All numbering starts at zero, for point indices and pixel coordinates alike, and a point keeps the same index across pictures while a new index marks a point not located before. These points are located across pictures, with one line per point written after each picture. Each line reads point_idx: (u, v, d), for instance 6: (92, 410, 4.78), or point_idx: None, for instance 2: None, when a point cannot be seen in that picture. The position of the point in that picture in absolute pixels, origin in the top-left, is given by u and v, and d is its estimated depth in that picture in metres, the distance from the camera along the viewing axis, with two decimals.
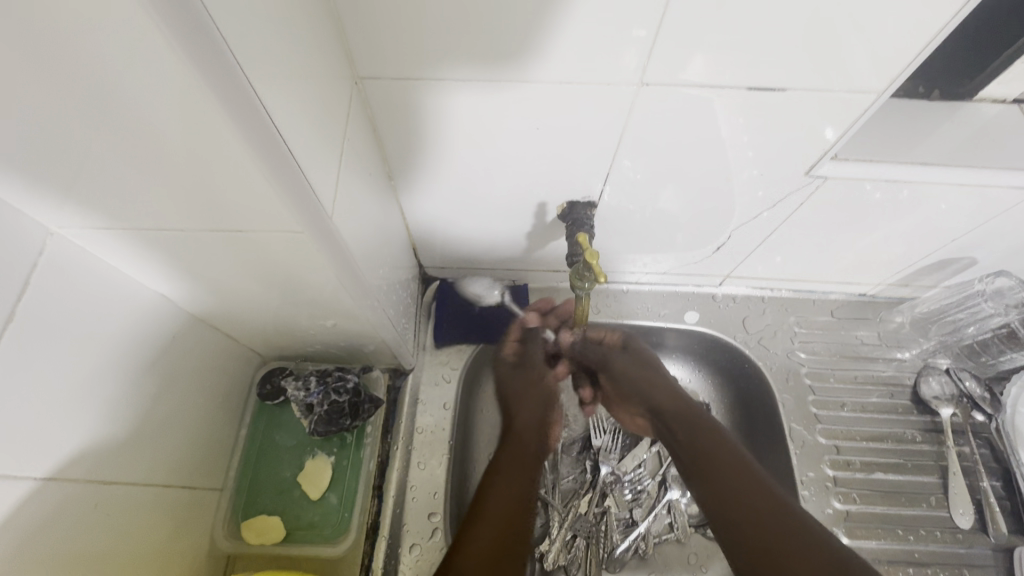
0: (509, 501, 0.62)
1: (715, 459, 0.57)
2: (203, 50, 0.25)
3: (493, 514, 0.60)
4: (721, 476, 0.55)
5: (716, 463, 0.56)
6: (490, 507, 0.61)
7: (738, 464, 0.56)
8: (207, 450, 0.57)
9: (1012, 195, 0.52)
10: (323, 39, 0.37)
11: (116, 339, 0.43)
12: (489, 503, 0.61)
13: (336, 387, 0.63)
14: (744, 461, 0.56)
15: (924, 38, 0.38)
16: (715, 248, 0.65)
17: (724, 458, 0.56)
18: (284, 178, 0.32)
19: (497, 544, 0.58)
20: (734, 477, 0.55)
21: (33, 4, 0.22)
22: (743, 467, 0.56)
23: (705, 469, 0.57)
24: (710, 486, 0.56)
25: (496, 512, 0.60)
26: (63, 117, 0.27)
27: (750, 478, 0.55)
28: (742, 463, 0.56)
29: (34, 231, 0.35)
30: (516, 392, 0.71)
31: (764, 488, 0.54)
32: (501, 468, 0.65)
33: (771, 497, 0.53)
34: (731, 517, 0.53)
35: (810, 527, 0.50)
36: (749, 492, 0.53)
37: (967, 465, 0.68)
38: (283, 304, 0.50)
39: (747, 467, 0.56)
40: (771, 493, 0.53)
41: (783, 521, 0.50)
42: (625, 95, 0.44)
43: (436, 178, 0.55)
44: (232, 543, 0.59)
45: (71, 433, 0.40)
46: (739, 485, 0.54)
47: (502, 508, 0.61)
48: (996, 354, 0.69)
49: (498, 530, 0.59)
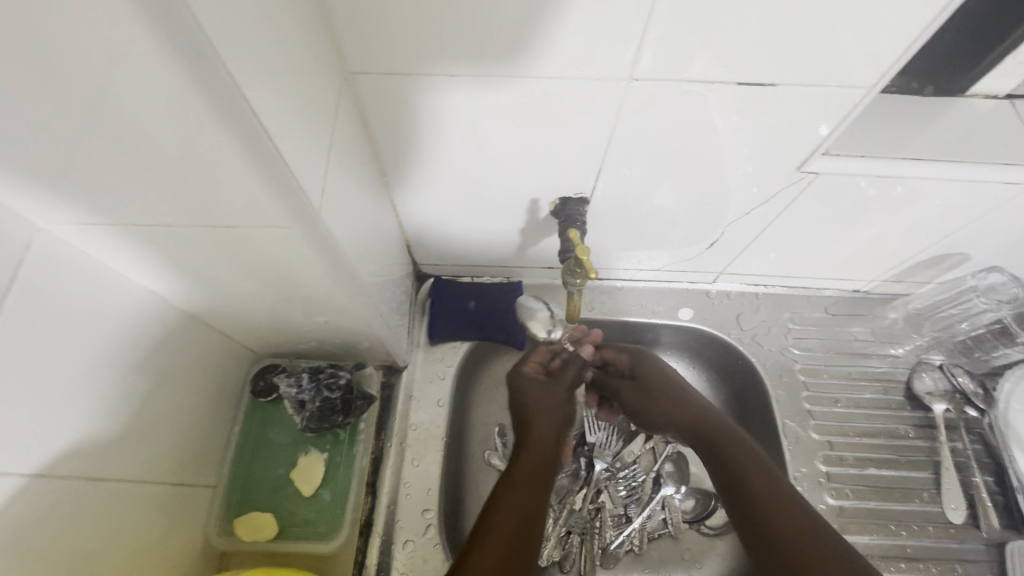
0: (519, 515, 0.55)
1: (749, 473, 0.57)
2: (192, 51, 0.25)
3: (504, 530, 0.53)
4: (743, 483, 0.56)
5: (743, 473, 0.57)
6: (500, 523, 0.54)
7: (758, 467, 0.57)
8: (200, 447, 0.57)
9: (1005, 190, 0.52)
10: (311, 34, 0.37)
11: (107, 337, 0.43)
12: (499, 516, 0.54)
13: (328, 383, 0.64)
14: (767, 468, 0.57)
15: (914, 31, 0.38)
16: (709, 245, 0.65)
17: (749, 466, 0.57)
18: (274, 178, 0.32)
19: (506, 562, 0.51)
20: (757, 484, 0.56)
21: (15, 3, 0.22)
22: (767, 475, 0.56)
23: (732, 479, 0.57)
24: (738, 494, 0.56)
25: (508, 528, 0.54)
26: (47, 115, 0.27)
27: (772, 485, 0.56)
28: (764, 470, 0.57)
29: (19, 227, 0.35)
30: (534, 402, 0.66)
31: (783, 490, 0.55)
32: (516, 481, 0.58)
33: (789, 500, 0.54)
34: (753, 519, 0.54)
35: (827, 533, 0.52)
36: (770, 496, 0.55)
37: (960, 460, 0.68)
38: (277, 301, 0.50)
39: (770, 474, 0.57)
40: (789, 497, 0.55)
41: (807, 530, 0.52)
42: (616, 90, 0.44)
43: (429, 175, 0.55)
44: (225, 540, 0.59)
45: (62, 428, 0.40)
46: (760, 492, 0.55)
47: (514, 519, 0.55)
48: (990, 350, 0.69)
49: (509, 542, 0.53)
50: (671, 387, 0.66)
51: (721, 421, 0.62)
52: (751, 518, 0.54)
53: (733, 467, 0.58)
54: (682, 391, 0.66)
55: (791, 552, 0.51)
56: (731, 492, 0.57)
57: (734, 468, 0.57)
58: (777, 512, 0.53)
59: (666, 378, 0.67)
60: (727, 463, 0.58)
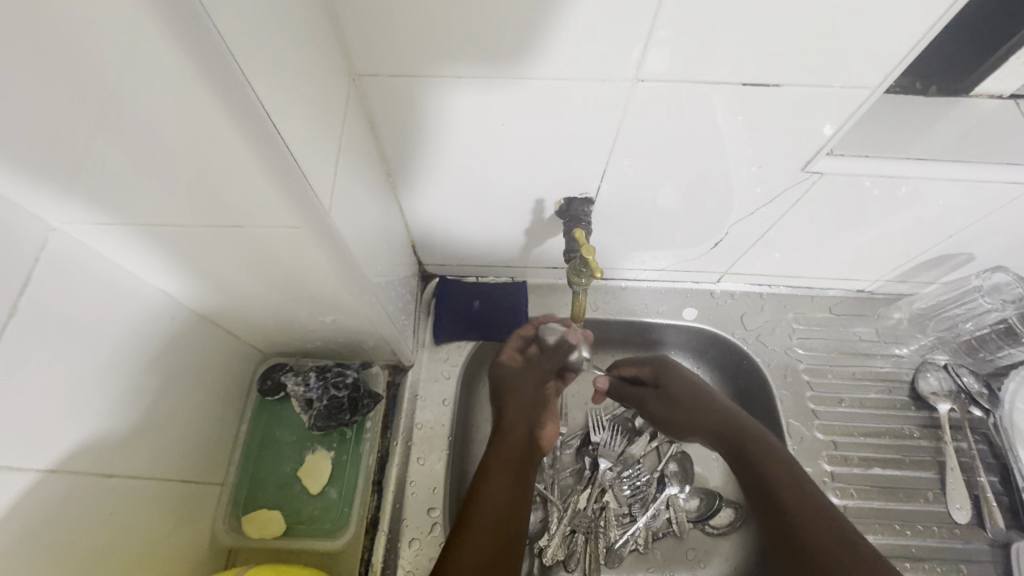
0: (500, 506, 0.55)
1: (772, 478, 0.55)
2: (203, 49, 0.25)
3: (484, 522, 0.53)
4: (769, 486, 0.55)
5: (772, 476, 0.55)
6: (480, 515, 0.54)
7: (785, 470, 0.56)
8: (209, 445, 0.58)
9: (1009, 191, 0.52)
10: (320, 36, 0.38)
11: (120, 337, 0.44)
12: (479, 508, 0.54)
13: (335, 382, 0.64)
14: (792, 472, 0.56)
15: (918, 33, 0.38)
16: (712, 245, 0.65)
17: (773, 468, 0.56)
18: (282, 174, 0.33)
19: (489, 554, 0.51)
20: (783, 487, 0.54)
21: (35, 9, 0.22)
22: (792, 476, 0.55)
23: (760, 483, 0.56)
24: (765, 499, 0.55)
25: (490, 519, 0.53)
26: (64, 118, 0.28)
27: (800, 489, 0.54)
28: (788, 472, 0.56)
29: (34, 228, 0.36)
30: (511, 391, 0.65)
31: (809, 493, 0.54)
32: (493, 468, 0.58)
33: (816, 504, 0.53)
34: (781, 523, 0.53)
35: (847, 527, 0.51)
36: (799, 499, 0.53)
37: (965, 461, 0.68)
38: (284, 301, 0.50)
39: (796, 479, 0.55)
40: (818, 502, 0.53)
41: (830, 528, 0.51)
42: (622, 91, 0.44)
43: (435, 176, 0.55)
44: (234, 536, 0.59)
45: (75, 427, 0.40)
46: (785, 495, 0.54)
47: (495, 510, 0.54)
48: (995, 350, 0.69)
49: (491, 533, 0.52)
50: (691, 389, 0.65)
51: (742, 422, 0.60)
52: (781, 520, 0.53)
53: (759, 469, 0.56)
54: (703, 393, 0.64)
55: (814, 551, 0.50)
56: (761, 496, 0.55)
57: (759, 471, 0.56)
58: (806, 515, 0.52)
59: (687, 385, 0.65)
60: (752, 468, 0.57)
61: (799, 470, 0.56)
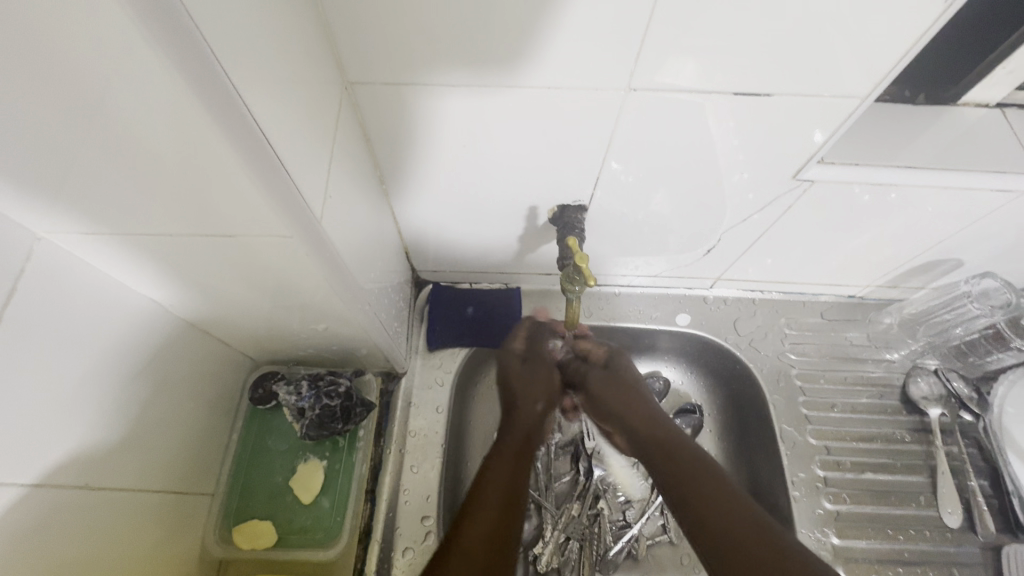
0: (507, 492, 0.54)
1: (696, 475, 0.52)
2: (193, 62, 0.25)
3: (495, 505, 0.52)
4: (703, 504, 0.50)
5: (691, 473, 0.53)
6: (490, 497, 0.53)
7: (704, 466, 0.53)
8: (197, 455, 0.57)
9: (997, 198, 0.52)
10: (311, 43, 0.37)
11: (108, 346, 0.43)
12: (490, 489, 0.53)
13: (327, 391, 0.63)
14: (712, 469, 0.53)
15: (905, 43, 0.39)
16: (706, 251, 0.66)
17: (713, 487, 0.51)
18: (270, 181, 0.32)
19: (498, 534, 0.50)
20: (702, 482, 0.52)
21: (39, 27, 0.22)
22: (716, 477, 0.52)
23: (686, 483, 0.52)
24: (690, 501, 0.51)
25: (496, 508, 0.52)
26: (51, 128, 0.27)
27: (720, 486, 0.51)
28: (709, 468, 0.53)
29: (20, 238, 0.35)
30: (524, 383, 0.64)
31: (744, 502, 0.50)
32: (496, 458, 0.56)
33: (732, 492, 0.51)
34: (705, 521, 0.49)
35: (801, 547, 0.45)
36: (718, 492, 0.51)
37: (956, 464, 0.69)
38: (275, 309, 0.50)
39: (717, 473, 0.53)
40: (735, 490, 0.51)
41: (773, 555, 0.44)
42: (614, 99, 0.44)
43: (427, 184, 0.55)
44: (223, 549, 0.59)
45: (61, 439, 0.40)
46: (712, 494, 0.51)
47: (499, 504, 0.52)
48: (983, 355, 0.70)
49: (493, 533, 0.50)
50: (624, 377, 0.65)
51: (669, 431, 0.58)
52: (712, 545, 0.48)
53: (687, 484, 0.52)
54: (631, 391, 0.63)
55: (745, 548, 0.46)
56: (688, 519, 0.51)
57: (689, 490, 0.52)
58: (751, 542, 0.46)
59: (614, 377, 0.64)
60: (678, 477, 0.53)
61: (721, 467, 0.54)
